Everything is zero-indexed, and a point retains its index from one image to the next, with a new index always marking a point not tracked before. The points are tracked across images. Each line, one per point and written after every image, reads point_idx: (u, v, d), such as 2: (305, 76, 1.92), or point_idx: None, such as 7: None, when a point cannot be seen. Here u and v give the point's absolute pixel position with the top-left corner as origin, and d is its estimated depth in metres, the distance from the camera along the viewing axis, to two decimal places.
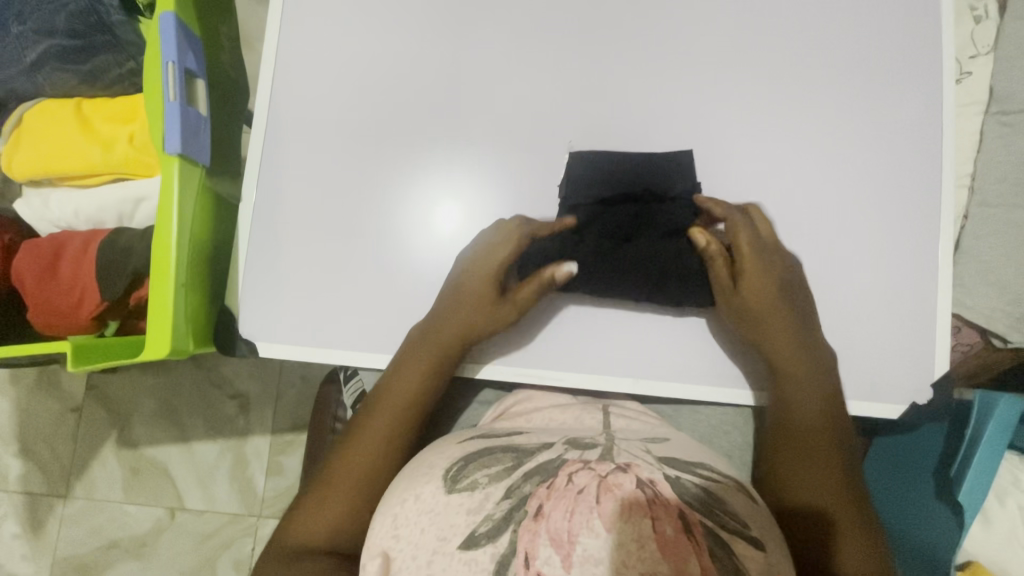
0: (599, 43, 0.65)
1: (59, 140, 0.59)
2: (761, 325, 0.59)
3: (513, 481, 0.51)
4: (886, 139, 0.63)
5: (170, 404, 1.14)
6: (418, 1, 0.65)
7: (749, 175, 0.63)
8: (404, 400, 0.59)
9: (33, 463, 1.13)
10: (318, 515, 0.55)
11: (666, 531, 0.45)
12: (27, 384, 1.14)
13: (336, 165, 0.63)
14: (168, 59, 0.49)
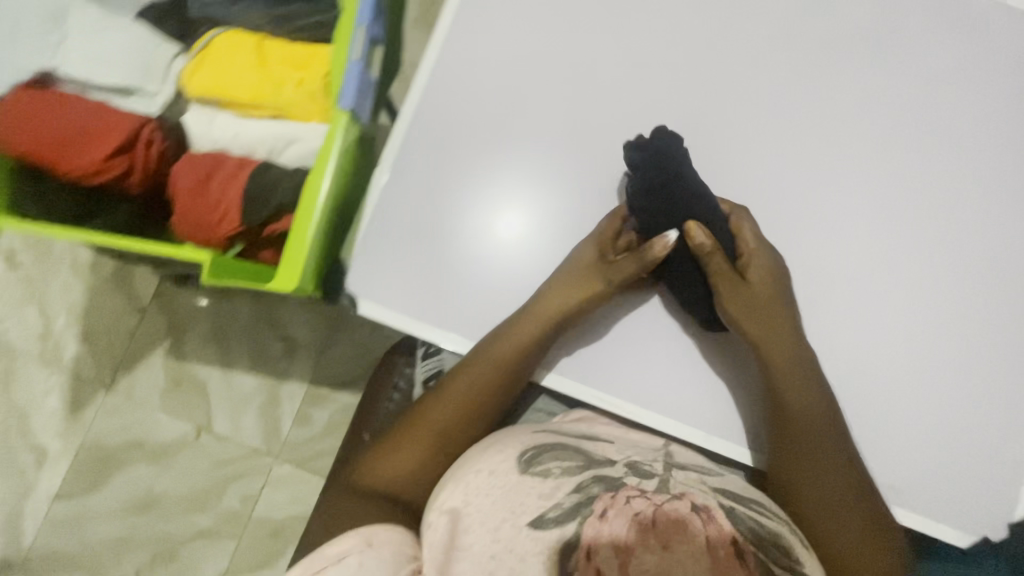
0: (748, 102, 0.66)
1: (239, 71, 0.64)
2: (783, 359, 0.60)
3: (584, 479, 0.55)
4: (1001, 270, 0.64)
5: (224, 329, 1.18)
6: (586, 21, 0.67)
7: (858, 265, 0.64)
8: (495, 371, 0.62)
9: (89, 349, 1.19)
10: (391, 462, 0.61)
11: (720, 555, 0.49)
12: (104, 275, 1.20)
13: (471, 152, 0.66)
14: (360, 22, 0.52)
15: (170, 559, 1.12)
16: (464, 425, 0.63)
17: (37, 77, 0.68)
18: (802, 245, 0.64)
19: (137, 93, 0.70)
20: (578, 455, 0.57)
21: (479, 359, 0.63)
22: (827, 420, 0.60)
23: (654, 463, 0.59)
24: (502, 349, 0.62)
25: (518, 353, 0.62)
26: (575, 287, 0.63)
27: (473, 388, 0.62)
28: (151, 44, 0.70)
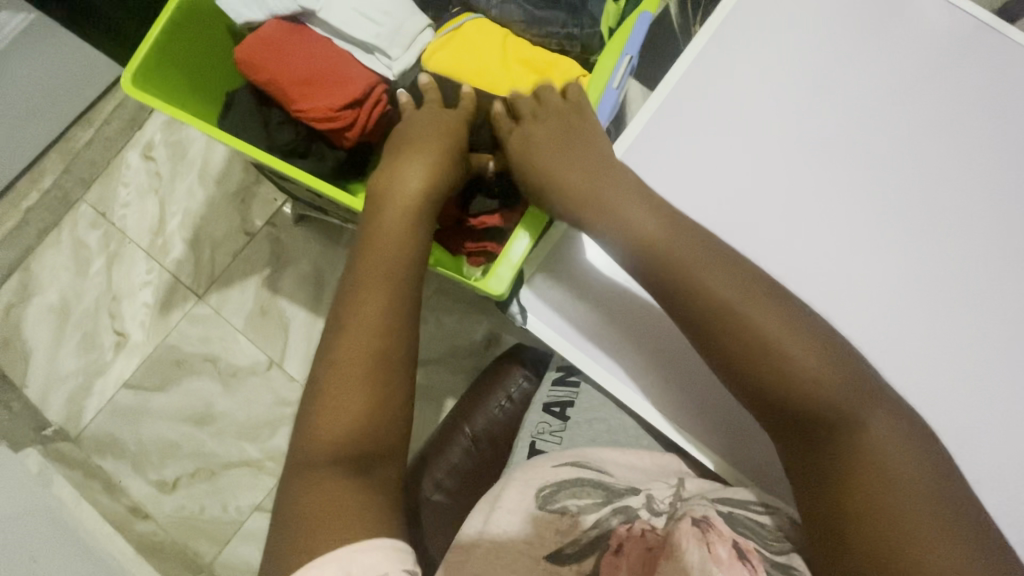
0: (990, 234, 0.59)
1: (482, 61, 0.62)
2: (711, 277, 0.50)
3: (602, 514, 0.58)
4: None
5: (323, 276, 1.20)
6: (833, 104, 0.63)
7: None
8: (390, 258, 0.53)
9: (192, 256, 1.23)
10: (337, 412, 0.48)
11: (720, 554, 0.49)
12: (227, 191, 1.23)
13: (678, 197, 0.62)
14: (627, 52, 0.58)
15: (210, 476, 1.15)
16: (382, 343, 0.51)
17: (292, 14, 0.62)
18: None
19: (378, 52, 0.62)
20: (596, 489, 0.60)
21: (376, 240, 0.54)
22: (752, 322, 0.48)
23: (663, 500, 0.60)
24: (392, 220, 0.55)
25: (411, 222, 0.54)
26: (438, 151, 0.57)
27: (388, 270, 0.53)
28: (408, 9, 0.62)
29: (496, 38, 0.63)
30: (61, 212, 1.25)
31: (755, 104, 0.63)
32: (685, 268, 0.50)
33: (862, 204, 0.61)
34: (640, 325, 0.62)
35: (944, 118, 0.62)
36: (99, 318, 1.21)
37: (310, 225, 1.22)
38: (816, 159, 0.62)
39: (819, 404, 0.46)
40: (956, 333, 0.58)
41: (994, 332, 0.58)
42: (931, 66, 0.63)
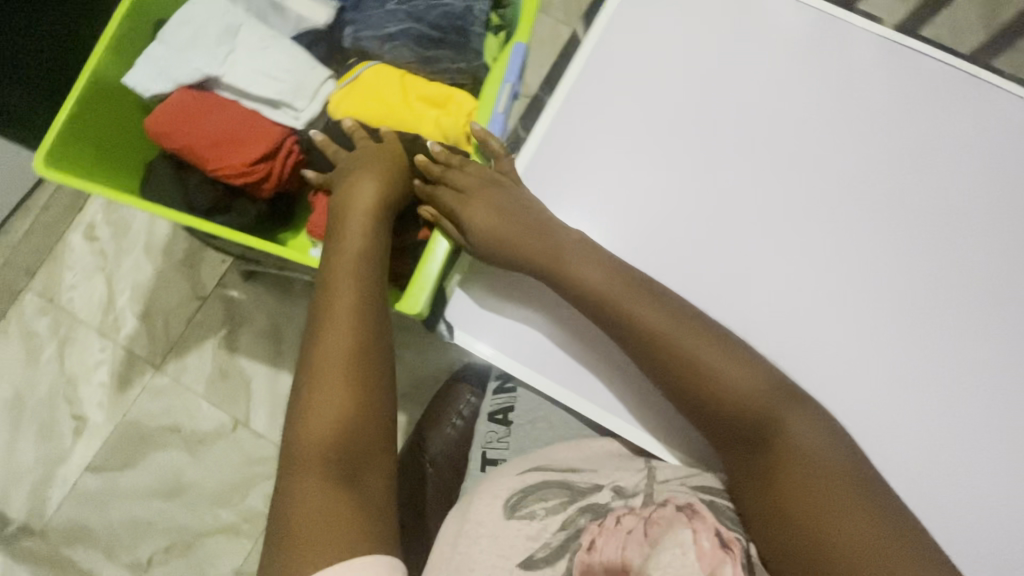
0: (851, 196, 0.67)
1: (385, 102, 0.67)
2: (641, 308, 0.58)
3: (569, 514, 0.60)
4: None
5: (278, 329, 1.21)
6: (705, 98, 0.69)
7: (988, 374, 0.64)
8: (352, 260, 0.57)
9: (146, 329, 1.23)
10: (322, 406, 0.52)
11: (706, 544, 0.50)
12: (174, 261, 1.25)
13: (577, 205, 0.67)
14: (506, 80, 0.63)
15: (185, 550, 1.12)
16: (359, 335, 0.55)
17: (197, 82, 0.66)
18: (929, 343, 0.64)
19: (285, 106, 0.67)
20: (562, 490, 0.62)
21: (339, 257, 0.58)
22: (678, 348, 0.57)
23: (639, 484, 0.61)
24: (353, 241, 0.59)
25: (369, 239, 0.59)
26: (385, 170, 0.61)
27: (354, 270, 0.57)
28: (307, 64, 0.67)
29: (394, 80, 0.67)
30: (6, 304, 1.24)
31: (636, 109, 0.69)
32: (623, 310, 0.58)
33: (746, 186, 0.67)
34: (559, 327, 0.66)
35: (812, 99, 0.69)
36: (56, 405, 1.20)
37: (260, 281, 1.23)
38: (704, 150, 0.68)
39: (750, 410, 0.55)
40: (832, 287, 0.65)
41: (869, 283, 0.65)
42: (789, 54, 0.70)
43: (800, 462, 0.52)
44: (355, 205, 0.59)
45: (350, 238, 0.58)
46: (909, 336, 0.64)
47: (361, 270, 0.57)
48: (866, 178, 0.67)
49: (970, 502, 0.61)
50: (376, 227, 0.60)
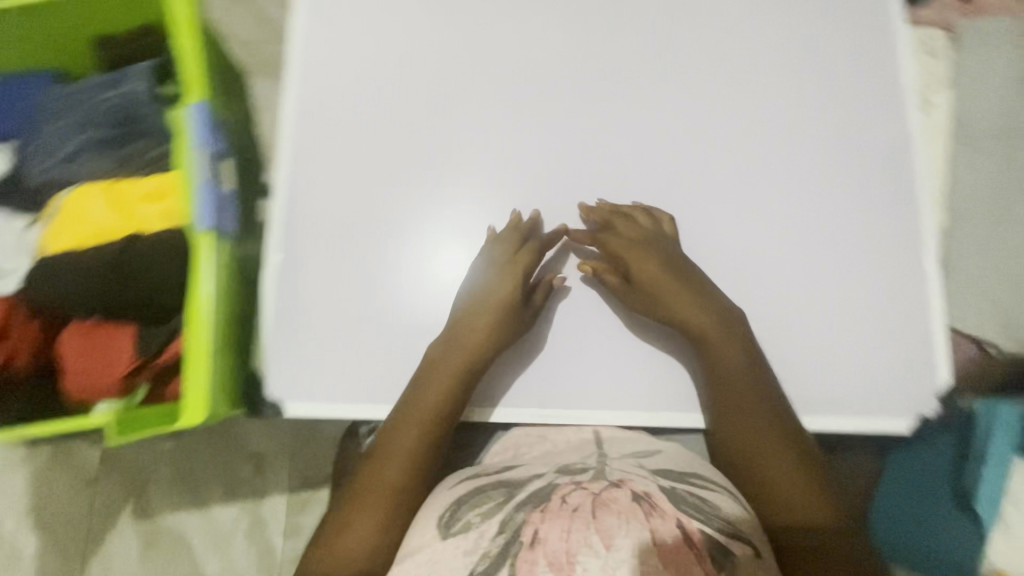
0: (568, 91, 0.66)
1: (94, 219, 0.60)
2: (752, 410, 0.56)
3: (507, 514, 0.51)
4: (884, 146, 0.63)
5: (186, 468, 1.11)
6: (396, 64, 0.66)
7: (779, 185, 0.63)
8: (426, 416, 0.57)
9: (46, 541, 1.08)
10: (344, 542, 0.54)
11: (666, 539, 0.47)
12: (43, 461, 1.11)
13: (334, 228, 0.63)
14: (197, 144, 0.52)
15: None
16: (414, 481, 0.56)
17: None
18: (672, 191, 0.64)
19: None
20: (500, 491, 0.54)
21: (416, 402, 0.57)
22: (764, 410, 0.56)
23: (587, 458, 0.57)
24: (425, 396, 0.58)
25: (454, 395, 0.58)
26: (513, 316, 0.59)
27: (431, 421, 0.57)
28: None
29: (98, 191, 0.61)
30: None
31: (336, 105, 0.65)
32: (752, 450, 0.55)
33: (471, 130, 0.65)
34: (373, 341, 0.61)
35: (476, 15, 0.67)
36: None
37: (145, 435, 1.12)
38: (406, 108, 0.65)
39: (832, 521, 0.52)
40: (589, 184, 0.64)
41: (620, 162, 0.64)
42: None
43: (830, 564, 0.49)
44: (453, 357, 0.58)
45: (429, 385, 0.57)
46: (655, 193, 0.64)
47: (434, 420, 0.57)
48: (551, 64, 0.66)
49: (815, 316, 0.59)
50: (462, 379, 0.58)
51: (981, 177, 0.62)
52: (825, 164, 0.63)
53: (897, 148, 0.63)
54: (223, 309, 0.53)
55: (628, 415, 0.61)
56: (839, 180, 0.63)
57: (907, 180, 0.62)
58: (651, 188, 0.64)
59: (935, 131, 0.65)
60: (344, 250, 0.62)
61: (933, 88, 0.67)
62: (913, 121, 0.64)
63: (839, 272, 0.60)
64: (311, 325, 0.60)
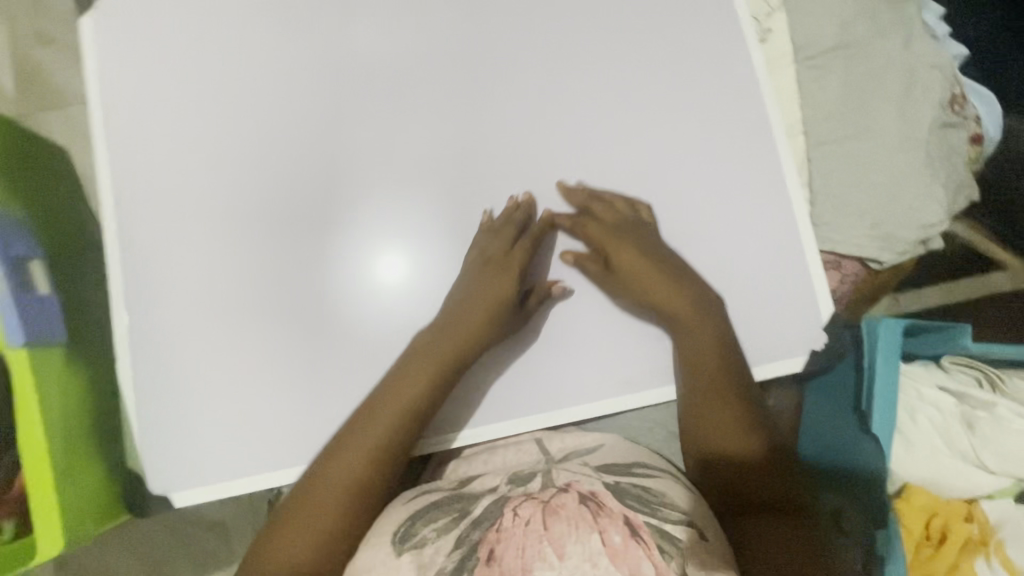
0: (387, 89, 0.60)
1: None
2: (737, 382, 0.55)
3: (462, 530, 0.48)
4: (729, 81, 0.60)
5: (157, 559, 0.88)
6: (193, 103, 0.59)
7: (627, 144, 0.60)
8: (404, 411, 0.54)
9: None
10: (289, 542, 0.50)
11: (617, 541, 0.44)
12: None
13: (174, 295, 0.57)
14: None
15: None
16: (379, 472, 0.53)
17: None
18: (522, 176, 0.60)
19: None
20: (455, 506, 0.51)
21: (381, 406, 0.54)
22: (742, 378, 0.55)
23: (537, 465, 0.55)
24: (407, 388, 0.54)
25: (433, 397, 0.55)
26: (502, 316, 0.56)
27: (409, 416, 0.54)
28: None
29: None
30: None
31: (140, 164, 0.58)
32: (722, 398, 0.54)
33: (292, 155, 0.59)
34: (244, 409, 0.56)
35: (276, 26, 0.60)
36: None
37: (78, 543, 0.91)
38: (222, 150, 0.58)
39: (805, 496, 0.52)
40: (435, 184, 0.59)
41: (462, 153, 0.59)
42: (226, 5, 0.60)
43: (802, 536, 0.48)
44: (436, 358, 0.55)
45: (406, 386, 0.54)
46: (507, 183, 0.59)
47: (404, 427, 0.54)
48: (366, 67, 0.60)
49: (690, 273, 0.58)
50: (443, 384, 0.55)
51: (821, 102, 0.62)
52: (671, 117, 0.60)
53: (744, 81, 0.60)
54: (66, 425, 0.49)
55: (531, 417, 0.58)
56: (689, 128, 0.59)
57: (757, 113, 0.60)
58: (500, 175, 0.59)
59: (774, 59, 0.63)
60: (190, 323, 0.56)
61: (766, 10, 0.64)
62: (754, 50, 0.61)
63: (701, 228, 0.59)
64: (177, 413, 0.55)
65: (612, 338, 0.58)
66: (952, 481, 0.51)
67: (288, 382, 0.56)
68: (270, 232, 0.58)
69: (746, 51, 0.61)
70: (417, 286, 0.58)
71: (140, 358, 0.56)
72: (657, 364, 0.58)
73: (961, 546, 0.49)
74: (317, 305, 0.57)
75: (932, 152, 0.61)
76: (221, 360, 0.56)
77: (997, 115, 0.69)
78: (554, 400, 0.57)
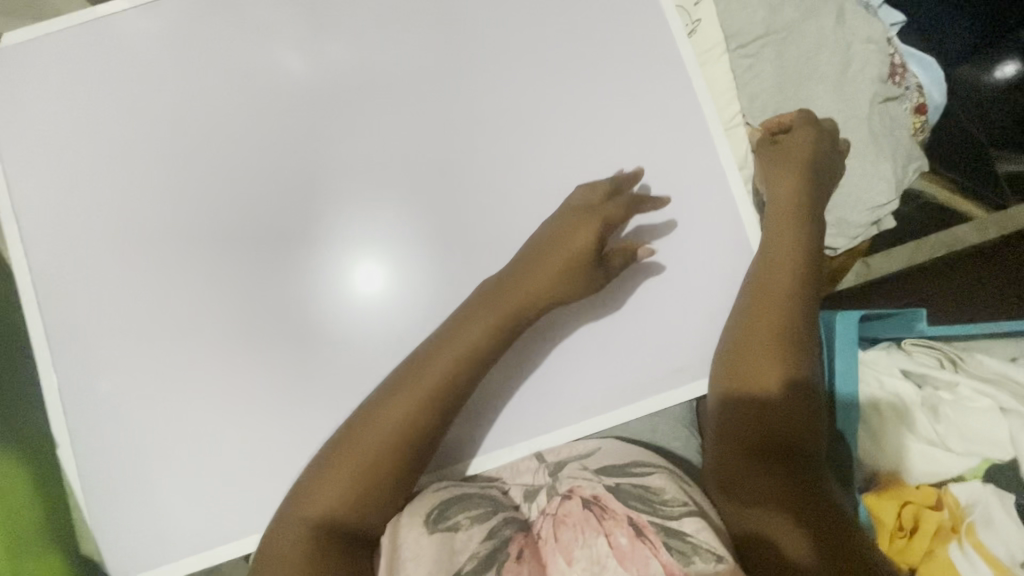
0: (307, 128, 0.57)
1: None
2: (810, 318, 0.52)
3: (495, 523, 0.51)
4: (662, 79, 0.58)
5: None
6: (105, 167, 0.57)
7: (564, 157, 0.57)
8: (464, 363, 0.51)
9: None
10: (331, 482, 0.48)
11: (623, 543, 0.47)
12: None
13: (112, 368, 0.55)
14: None
15: None
16: (429, 424, 0.50)
17: None
18: (460, 200, 0.57)
19: None
20: (485, 501, 0.53)
21: (437, 359, 0.51)
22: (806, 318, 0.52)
23: (540, 471, 0.57)
24: (471, 334, 0.52)
25: (490, 358, 0.52)
26: (578, 276, 0.53)
27: (468, 367, 0.51)
28: None
29: None
30: None
31: (59, 238, 0.56)
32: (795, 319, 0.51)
33: (217, 208, 0.56)
34: (199, 477, 0.54)
35: (181, 76, 0.57)
36: None
37: None
38: (142, 213, 0.56)
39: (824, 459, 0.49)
40: (369, 222, 0.56)
41: (393, 184, 0.57)
42: (126, 60, 0.57)
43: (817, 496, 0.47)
44: (496, 312, 0.52)
45: (459, 342, 0.51)
46: (443, 211, 0.57)
47: (455, 383, 0.51)
48: (281, 106, 0.57)
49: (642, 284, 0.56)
50: (497, 345, 0.52)
51: (756, 91, 0.61)
52: (604, 124, 0.57)
53: (676, 76, 0.58)
54: None
55: (501, 449, 0.55)
56: (624, 135, 0.57)
57: (694, 110, 0.57)
58: (437, 203, 0.57)
59: (706, 48, 0.61)
60: (129, 396, 0.55)
61: (693, 0, 0.61)
62: (683, 43, 0.58)
63: (649, 236, 0.56)
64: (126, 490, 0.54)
65: (571, 360, 0.56)
66: (922, 468, 0.50)
67: (240, 443, 0.54)
68: (204, 291, 0.56)
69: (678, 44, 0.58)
70: (413, 283, 0.56)
71: (84, 436, 0.54)
72: (620, 383, 0.55)
73: (934, 534, 0.48)
74: (259, 361, 0.55)
75: (876, 126, 0.60)
76: (171, 428, 0.55)
77: (940, 80, 0.67)
78: (515, 431, 0.55)
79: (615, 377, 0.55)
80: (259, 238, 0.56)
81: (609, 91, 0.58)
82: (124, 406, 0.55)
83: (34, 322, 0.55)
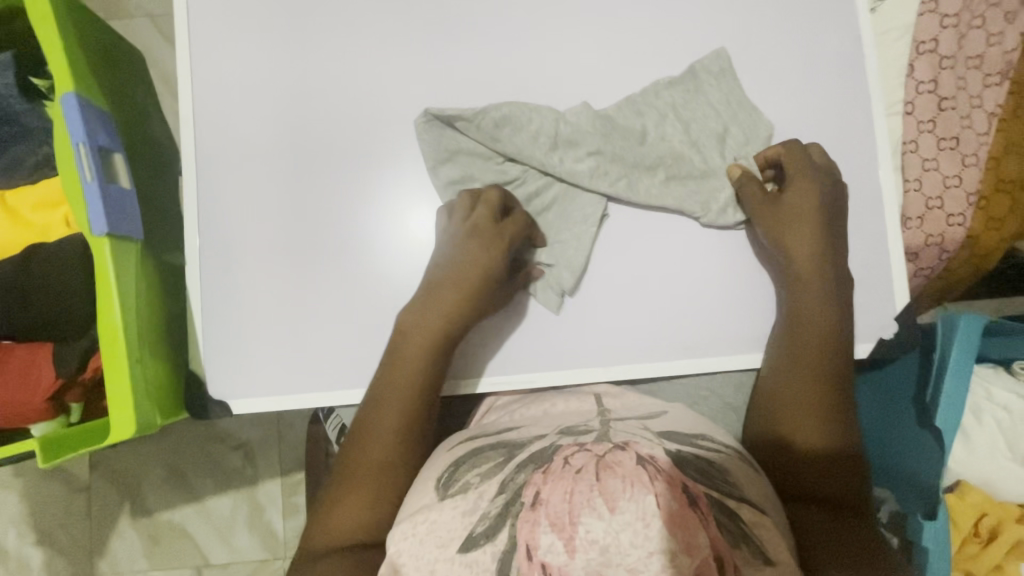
0: (479, 24, 0.59)
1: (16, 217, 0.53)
2: (821, 357, 0.51)
3: (506, 476, 0.44)
4: (837, 47, 0.57)
5: (180, 465, 0.97)
6: (281, 13, 0.58)
7: (723, 103, 0.57)
8: (422, 340, 0.52)
9: (57, 550, 0.96)
10: (346, 512, 0.48)
11: (673, 506, 0.38)
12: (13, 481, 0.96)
13: (244, 204, 0.57)
14: (77, 140, 0.47)
15: None
16: (414, 391, 0.51)
17: None
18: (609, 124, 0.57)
19: None
20: (499, 453, 0.47)
21: (434, 299, 0.52)
22: (828, 339, 0.51)
23: (590, 421, 0.49)
24: (428, 316, 0.52)
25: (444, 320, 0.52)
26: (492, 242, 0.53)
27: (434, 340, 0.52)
28: None
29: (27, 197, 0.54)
30: None
31: (223, 67, 0.58)
32: (827, 340, 0.51)
33: (377, 79, 0.58)
34: (304, 324, 0.56)
35: None
36: None
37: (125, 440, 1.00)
38: (304, 66, 0.58)
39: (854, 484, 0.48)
40: None
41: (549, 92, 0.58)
42: None
43: (860, 528, 0.45)
44: (468, 293, 0.52)
45: (430, 314, 0.52)
46: None
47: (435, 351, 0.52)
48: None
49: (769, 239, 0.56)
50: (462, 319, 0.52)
51: (925, 82, 0.58)
52: (605, 130, 0.56)
53: (847, 49, 0.57)
54: (142, 317, 0.51)
55: (588, 370, 0.55)
56: (577, 168, 0.56)
57: (856, 86, 0.57)
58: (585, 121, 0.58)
59: (883, 32, 0.59)
60: (256, 237, 0.57)
61: None
62: (863, 18, 0.58)
63: None
64: (234, 323, 0.56)
65: (678, 303, 0.56)
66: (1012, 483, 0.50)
67: (350, 301, 0.56)
68: (346, 153, 0.57)
69: (698, 96, 0.57)
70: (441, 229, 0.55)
71: (205, 262, 0.56)
72: (725, 332, 0.55)
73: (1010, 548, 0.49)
74: (348, 259, 0.57)
75: None
76: (287, 274, 0.56)
77: None
78: (611, 355, 0.55)
79: (722, 325, 0.55)
80: (334, 164, 0.57)
81: (648, 103, 0.57)
82: (245, 241, 0.57)
83: (185, 140, 0.57)
